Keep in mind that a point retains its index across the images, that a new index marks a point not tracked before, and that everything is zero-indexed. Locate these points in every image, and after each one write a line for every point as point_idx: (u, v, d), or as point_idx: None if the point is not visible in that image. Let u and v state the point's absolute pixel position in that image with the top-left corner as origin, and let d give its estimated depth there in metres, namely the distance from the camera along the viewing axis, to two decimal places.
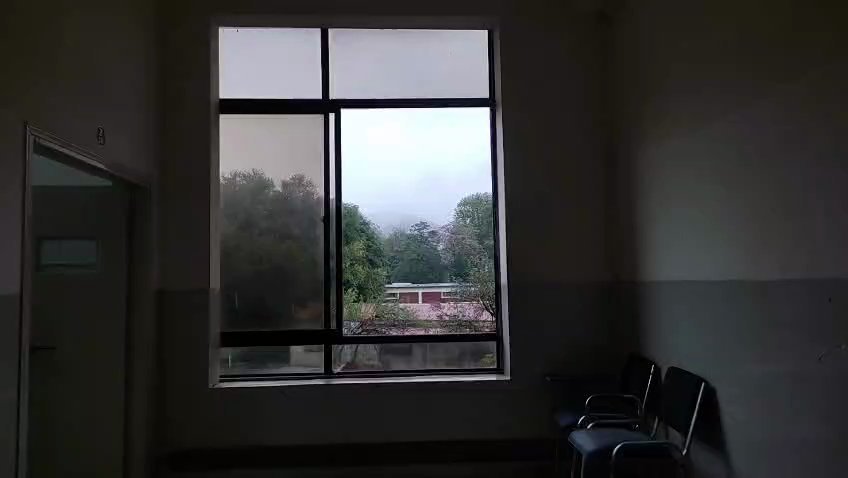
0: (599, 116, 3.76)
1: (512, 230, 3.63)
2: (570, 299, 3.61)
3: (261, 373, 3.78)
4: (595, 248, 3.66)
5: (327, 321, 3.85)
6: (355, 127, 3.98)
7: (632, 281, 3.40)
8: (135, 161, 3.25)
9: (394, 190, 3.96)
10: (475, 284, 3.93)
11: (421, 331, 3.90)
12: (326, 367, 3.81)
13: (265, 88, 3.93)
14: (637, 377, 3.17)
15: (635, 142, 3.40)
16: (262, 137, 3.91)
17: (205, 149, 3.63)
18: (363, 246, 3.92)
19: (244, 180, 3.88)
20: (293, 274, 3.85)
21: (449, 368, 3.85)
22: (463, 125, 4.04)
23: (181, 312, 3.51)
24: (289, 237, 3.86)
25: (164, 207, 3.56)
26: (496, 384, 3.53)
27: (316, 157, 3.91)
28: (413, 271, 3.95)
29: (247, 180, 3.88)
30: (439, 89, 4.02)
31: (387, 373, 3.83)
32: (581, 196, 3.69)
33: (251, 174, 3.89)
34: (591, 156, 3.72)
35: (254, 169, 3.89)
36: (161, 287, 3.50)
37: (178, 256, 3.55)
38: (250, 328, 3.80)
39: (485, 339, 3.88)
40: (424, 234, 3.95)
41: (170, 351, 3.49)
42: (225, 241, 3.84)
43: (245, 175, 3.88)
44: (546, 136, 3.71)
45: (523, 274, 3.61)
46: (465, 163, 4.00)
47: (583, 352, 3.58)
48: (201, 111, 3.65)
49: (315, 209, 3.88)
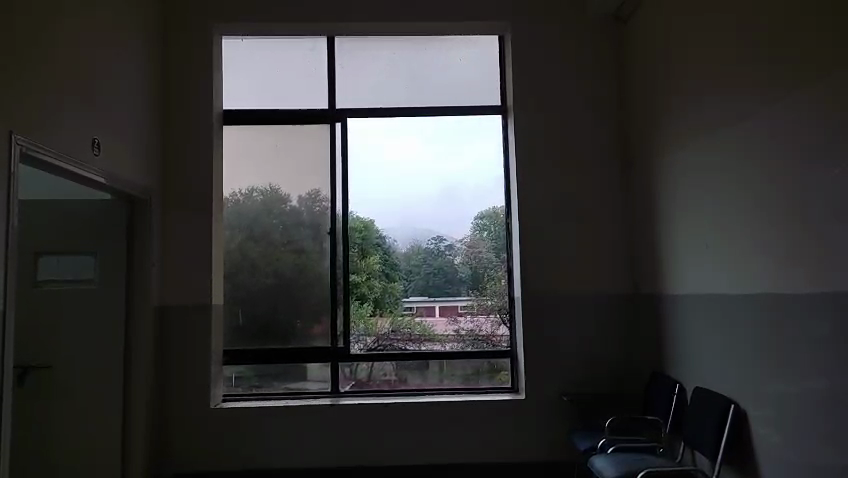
0: (615, 121, 3.60)
1: (528, 243, 3.47)
2: (588, 314, 3.43)
3: (266, 392, 3.65)
4: (616, 260, 3.48)
5: (333, 341, 3.69)
6: (363, 137, 3.86)
7: (653, 294, 3.22)
8: (134, 174, 3.14)
9: (413, 203, 3.84)
10: (491, 298, 3.77)
11: (438, 346, 3.74)
12: (332, 386, 3.66)
13: (270, 98, 3.83)
14: (658, 397, 2.98)
15: (655, 148, 3.23)
16: (271, 149, 3.80)
17: (207, 161, 3.52)
18: (381, 260, 3.79)
19: (261, 196, 3.76)
20: (298, 290, 3.71)
21: (463, 386, 3.68)
22: (479, 135, 3.90)
23: (181, 329, 3.39)
24: (296, 251, 3.74)
25: (165, 221, 3.45)
26: (509, 403, 3.36)
27: (322, 168, 3.79)
28: (431, 284, 3.80)
29: (265, 196, 3.76)
30: (453, 97, 3.89)
31: (397, 391, 3.67)
32: (598, 204, 3.52)
33: (269, 189, 3.77)
34: (607, 163, 3.56)
35: (272, 184, 3.77)
36: (161, 304, 3.38)
37: (180, 271, 3.43)
38: (255, 345, 3.68)
39: (501, 356, 3.71)
40: (442, 247, 3.81)
41: (171, 370, 3.36)
42: (232, 256, 3.73)
43: (263, 190, 3.77)
44: (560, 143, 3.56)
45: (537, 287, 3.44)
46: (482, 174, 3.86)
47: (603, 369, 3.40)
48: (203, 121, 3.54)
49: (321, 221, 3.75)
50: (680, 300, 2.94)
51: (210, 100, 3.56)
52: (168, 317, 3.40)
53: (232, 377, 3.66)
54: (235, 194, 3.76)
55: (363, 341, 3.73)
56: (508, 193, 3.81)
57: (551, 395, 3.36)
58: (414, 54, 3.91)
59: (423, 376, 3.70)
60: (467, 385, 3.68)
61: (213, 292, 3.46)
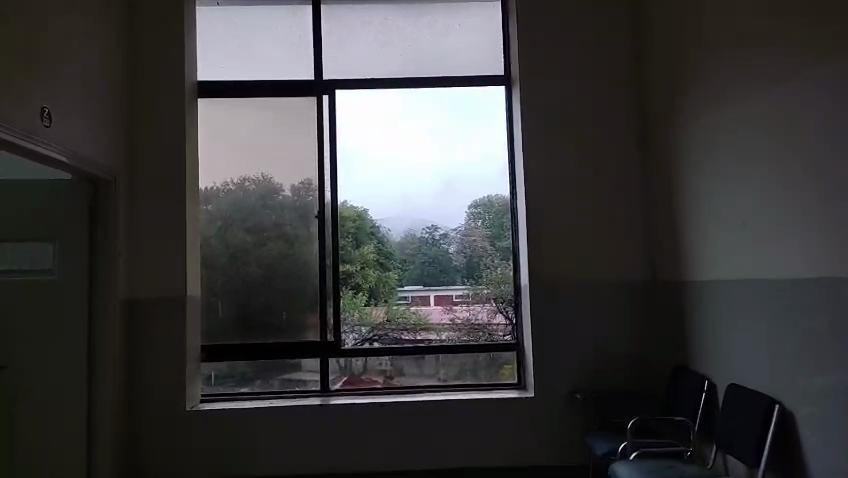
0: (631, 91, 3.26)
1: (533, 230, 3.15)
2: (602, 304, 3.11)
3: (250, 392, 3.34)
4: (631, 247, 3.15)
5: (320, 335, 3.38)
6: (354, 114, 3.53)
7: (675, 282, 2.91)
8: (94, 150, 2.80)
9: (414, 192, 3.49)
10: (488, 286, 3.46)
11: (433, 336, 3.42)
12: (322, 385, 3.35)
13: (250, 68, 3.49)
14: (685, 396, 2.68)
15: (674, 122, 2.91)
16: (257, 129, 3.46)
17: (181, 139, 3.17)
18: (375, 250, 3.46)
19: (255, 187, 3.43)
20: (279, 281, 3.39)
21: (464, 381, 3.38)
22: (483, 121, 3.56)
23: (152, 323, 3.06)
24: (280, 237, 3.41)
25: (132, 204, 3.11)
26: (516, 401, 3.05)
27: (309, 146, 3.46)
28: (426, 273, 3.46)
29: (259, 187, 3.43)
30: (450, 68, 3.56)
31: (393, 389, 3.36)
32: (614, 184, 3.19)
33: (262, 179, 3.43)
34: (622, 138, 3.22)
35: (264, 173, 3.44)
36: (129, 296, 3.05)
37: (151, 261, 3.09)
38: (236, 340, 3.36)
39: (504, 349, 3.40)
40: (436, 238, 3.47)
41: (141, 367, 3.04)
42: (211, 251, 3.40)
43: (254, 180, 3.43)
44: (570, 116, 3.23)
45: (547, 274, 3.13)
46: (482, 162, 3.52)
47: (623, 365, 3.08)
48: (176, 93, 3.19)
49: (308, 206, 3.43)
50: (708, 287, 2.63)
51: (183, 69, 3.22)
52: (137, 311, 3.07)
53: (212, 376, 3.34)
54: (227, 184, 3.43)
55: (357, 332, 3.42)
56: (513, 176, 3.49)
57: (563, 392, 3.05)
58: (409, 20, 3.57)
59: (420, 371, 3.39)
60: (468, 382, 3.38)
61: (188, 283, 3.13)
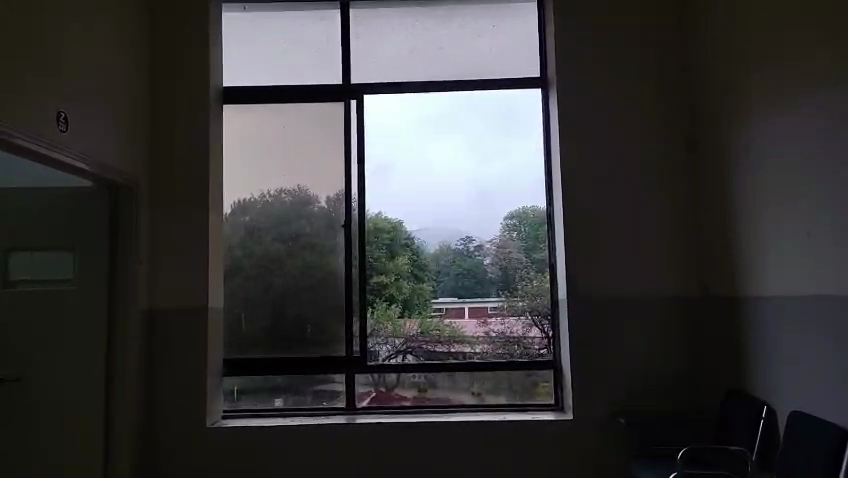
0: (679, 92, 3.03)
1: (572, 241, 2.95)
2: (647, 320, 2.89)
3: (282, 407, 3.22)
4: (679, 259, 2.92)
5: (348, 348, 3.24)
6: (385, 120, 3.39)
7: (730, 297, 2.67)
8: (114, 156, 2.71)
9: (448, 202, 3.34)
10: (523, 299, 3.27)
11: (467, 348, 3.24)
12: (347, 402, 3.21)
13: (276, 74, 3.40)
14: (742, 421, 2.43)
15: (727, 124, 2.68)
16: (285, 137, 3.36)
17: (204, 145, 3.08)
18: (409, 261, 3.31)
19: (290, 198, 3.32)
20: (305, 292, 3.27)
21: (498, 400, 3.19)
22: (520, 128, 3.38)
23: (171, 335, 2.96)
24: (306, 247, 3.29)
25: (155, 212, 3.03)
26: (553, 423, 2.85)
27: (336, 152, 3.34)
28: (460, 286, 3.29)
29: (294, 198, 3.32)
30: (483, 70, 3.40)
31: (422, 408, 3.19)
32: (660, 191, 2.97)
33: (297, 190, 3.32)
34: (668, 141, 3.00)
35: (300, 185, 3.33)
36: (149, 307, 2.97)
37: (173, 271, 3.00)
38: (260, 353, 3.24)
39: (541, 366, 3.20)
40: (470, 249, 3.30)
41: (160, 381, 2.94)
42: (241, 262, 3.30)
43: (291, 191, 3.32)
44: (612, 119, 3.03)
45: (586, 288, 2.92)
46: (519, 172, 3.35)
47: (670, 387, 2.85)
48: (199, 98, 3.11)
49: (334, 214, 3.31)
50: (767, 303, 2.39)
51: (207, 74, 3.13)
52: (158, 322, 2.97)
53: (241, 397, 3.23)
54: (263, 195, 3.33)
55: (390, 344, 3.26)
56: (549, 184, 3.31)
57: (603, 414, 2.84)
58: (441, 21, 3.43)
59: (454, 385, 3.22)
60: (503, 400, 3.19)
61: (211, 294, 3.03)
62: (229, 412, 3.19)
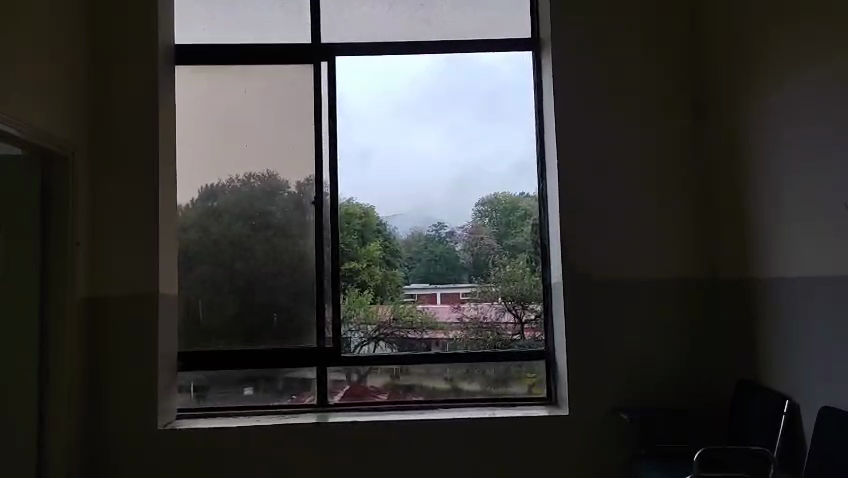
0: (683, 55, 2.76)
1: (569, 221, 2.67)
2: (649, 306, 2.63)
3: (252, 395, 2.90)
4: (685, 240, 2.66)
5: (320, 340, 2.92)
6: (360, 89, 3.06)
7: (743, 281, 2.42)
8: (47, 118, 2.33)
9: (429, 183, 3.02)
10: (498, 284, 2.98)
11: (440, 334, 2.96)
12: (319, 399, 2.89)
13: (236, 32, 3.04)
14: (761, 416, 2.20)
15: (741, 89, 2.42)
16: (244, 106, 3.01)
17: (153, 110, 2.71)
18: (382, 247, 3.00)
19: (261, 184, 2.97)
20: (271, 278, 2.94)
21: (484, 395, 2.91)
22: (507, 105, 3.07)
23: (116, 325, 2.61)
24: (271, 227, 2.96)
25: (96, 188, 2.66)
26: (548, 419, 2.58)
27: (305, 123, 3.00)
28: (434, 270, 3.00)
29: (264, 184, 2.97)
30: (467, 32, 3.08)
31: (401, 404, 2.89)
32: (665, 165, 2.70)
33: (267, 176, 2.98)
34: (671, 109, 2.73)
35: (269, 170, 2.98)
36: (91, 294, 2.61)
37: (119, 255, 2.64)
38: (219, 347, 2.90)
39: (530, 358, 2.92)
40: (443, 236, 3.00)
41: (103, 380, 2.59)
42: (198, 249, 2.95)
43: (261, 177, 2.98)
44: (611, 85, 2.74)
45: (584, 271, 2.65)
46: (505, 155, 3.04)
47: (675, 377, 2.60)
48: (147, 56, 2.73)
49: (301, 193, 2.97)
50: (790, 286, 2.14)
51: (156, 29, 2.75)
52: (101, 311, 2.62)
53: (207, 391, 2.89)
54: (231, 180, 2.98)
55: (362, 331, 2.96)
56: (542, 160, 3.01)
57: (603, 409, 2.58)
58: None
59: (426, 372, 2.93)
60: (477, 387, 2.92)
61: (163, 280, 2.68)
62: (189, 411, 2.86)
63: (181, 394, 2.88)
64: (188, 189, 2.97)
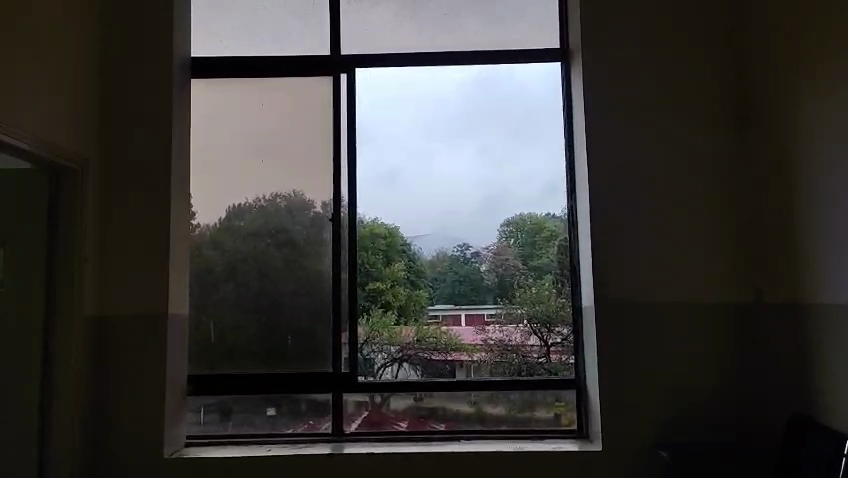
0: (725, 64, 2.58)
1: (601, 240, 2.50)
2: (689, 333, 2.44)
3: (275, 416, 2.76)
4: (728, 262, 2.47)
5: (335, 364, 2.77)
6: (382, 103, 2.95)
7: (796, 306, 2.22)
8: (56, 130, 2.26)
9: (453, 202, 2.88)
10: (522, 306, 2.82)
11: (463, 357, 2.79)
12: (334, 427, 2.73)
13: (254, 44, 2.96)
14: (818, 456, 1.98)
15: (790, 98, 2.24)
16: (261, 119, 2.92)
17: (166, 123, 2.63)
18: (406, 267, 2.86)
19: (286, 204, 2.86)
20: (288, 299, 2.81)
21: (510, 425, 2.73)
22: (536, 120, 2.92)
23: (123, 345, 2.50)
24: (289, 245, 2.84)
25: (106, 202, 2.58)
26: (580, 454, 2.39)
27: (324, 137, 2.89)
28: (458, 291, 2.84)
29: (290, 204, 2.86)
30: (493, 43, 2.96)
31: (420, 434, 2.72)
32: (707, 180, 2.52)
33: (293, 195, 2.86)
34: (712, 121, 2.55)
35: (296, 190, 2.87)
36: (98, 313, 2.51)
37: (128, 272, 2.54)
38: (230, 369, 2.78)
39: (559, 387, 2.73)
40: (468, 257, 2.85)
41: (107, 401, 2.47)
42: (214, 269, 2.84)
43: (287, 195, 2.86)
44: (646, 95, 2.58)
45: (618, 293, 2.47)
46: (534, 172, 2.89)
47: (720, 410, 2.40)
48: (161, 68, 2.65)
49: (318, 210, 2.85)
50: None
51: (171, 41, 2.68)
52: (108, 330, 2.51)
53: (227, 414, 2.76)
54: (257, 199, 2.87)
55: (385, 352, 2.81)
56: (572, 176, 2.85)
57: (639, 444, 2.38)
58: None
59: (447, 394, 2.76)
60: (502, 411, 2.74)
61: (173, 300, 2.57)
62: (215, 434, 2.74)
63: (209, 413, 2.76)
64: (212, 209, 2.87)
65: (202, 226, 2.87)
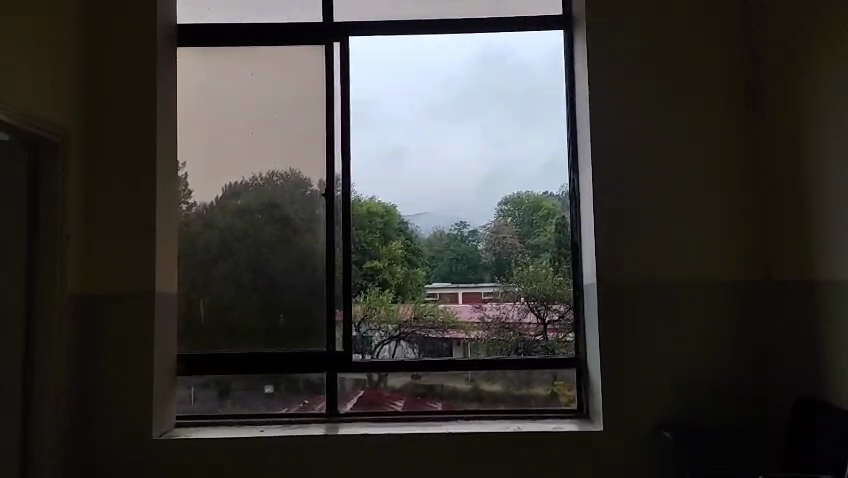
0: (736, 32, 2.47)
1: (605, 216, 2.41)
2: (694, 312, 2.37)
3: (273, 394, 2.69)
4: (735, 239, 2.39)
5: (330, 344, 2.70)
6: (378, 74, 2.84)
7: (806, 284, 2.15)
8: (36, 100, 2.15)
9: (452, 179, 2.79)
10: (520, 285, 2.74)
11: (460, 336, 2.72)
12: (329, 408, 2.67)
13: (244, 12, 2.84)
14: (826, 437, 1.92)
15: (805, 66, 2.14)
16: (251, 91, 2.80)
17: (152, 94, 2.52)
18: (403, 246, 2.78)
19: (283, 182, 2.76)
20: (281, 277, 2.73)
21: (509, 405, 2.66)
22: (538, 93, 2.82)
23: (110, 325, 2.42)
24: (281, 222, 2.75)
25: (90, 175, 2.48)
26: (581, 435, 2.33)
27: (317, 109, 2.78)
28: (455, 270, 2.76)
29: (287, 182, 2.76)
30: (493, 10, 2.84)
31: (417, 414, 2.66)
32: (714, 153, 2.43)
33: (290, 174, 2.76)
34: (719, 91, 2.45)
35: (293, 168, 2.77)
36: (84, 292, 2.42)
37: (114, 250, 2.45)
38: (222, 350, 2.71)
39: (559, 366, 2.66)
40: (466, 235, 2.76)
41: (95, 381, 2.40)
42: (204, 247, 2.75)
43: (284, 174, 2.76)
44: (652, 64, 2.47)
45: (621, 270, 2.39)
46: (535, 149, 2.79)
47: (725, 390, 2.33)
48: (146, 35, 2.54)
49: (311, 186, 2.75)
50: None
51: (155, 7, 2.56)
52: (95, 310, 2.43)
53: (220, 394, 2.69)
54: (254, 178, 2.77)
55: (383, 330, 2.73)
56: (575, 149, 2.75)
57: (641, 425, 2.32)
58: None
59: (444, 371, 2.69)
60: (500, 389, 2.67)
61: (161, 278, 2.48)
62: (214, 413, 2.68)
63: (206, 390, 2.69)
64: (210, 188, 2.78)
65: (198, 205, 2.78)
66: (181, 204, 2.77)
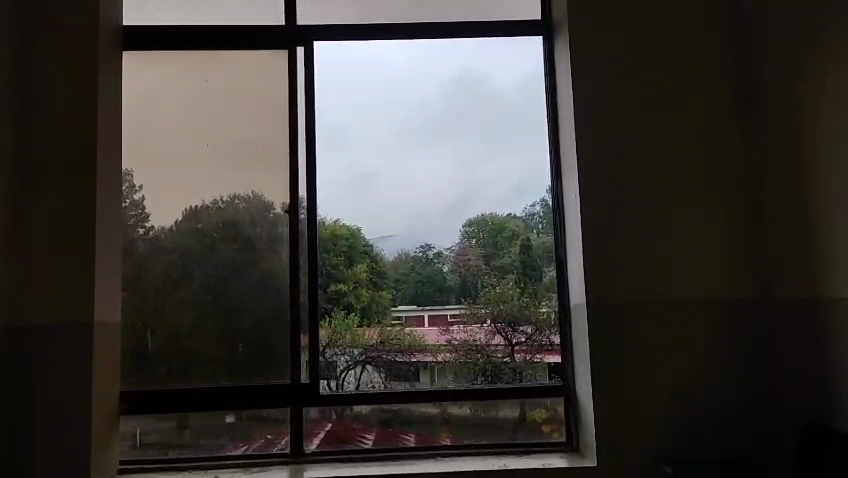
0: (721, 37, 2.37)
1: (589, 232, 2.25)
2: (687, 332, 2.20)
3: (234, 425, 2.43)
4: (725, 254, 2.25)
5: (293, 375, 2.45)
6: (344, 83, 2.65)
7: (810, 301, 2.01)
8: None
9: (427, 198, 2.60)
10: (487, 307, 2.54)
11: (429, 362, 2.50)
12: (294, 447, 2.41)
13: (199, 13, 2.63)
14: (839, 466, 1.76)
15: (799, 70, 2.03)
16: (205, 99, 2.58)
17: (93, 99, 2.27)
18: (369, 268, 2.56)
19: (246, 205, 2.52)
20: (237, 303, 2.48)
21: (489, 438, 2.45)
22: (516, 106, 2.66)
23: (40, 359, 2.12)
24: (238, 241, 2.51)
25: (20, 188, 2.21)
26: (573, 470, 2.12)
27: (278, 119, 2.57)
28: (421, 292, 2.55)
29: (251, 206, 2.52)
30: (467, 16, 2.70)
31: (392, 451, 2.42)
32: (697, 165, 2.30)
33: (253, 197, 2.53)
34: (704, 99, 2.33)
35: (255, 191, 2.53)
36: (10, 323, 2.13)
37: (47, 274, 2.17)
38: (172, 385, 2.43)
39: (542, 394, 2.47)
40: (431, 259, 2.57)
41: (24, 420, 2.10)
42: (152, 272, 2.48)
43: (245, 197, 2.53)
44: (634, 70, 2.34)
45: (610, 289, 2.22)
46: (514, 165, 2.62)
47: (723, 416, 2.17)
48: (87, 34, 2.30)
49: (270, 203, 2.52)
50: None
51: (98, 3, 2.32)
52: (23, 342, 2.13)
53: (171, 437, 2.40)
54: (215, 201, 2.53)
55: (348, 355, 2.50)
56: (555, 160, 2.59)
57: (637, 458, 2.13)
58: None
59: (411, 399, 2.46)
60: (478, 419, 2.46)
61: (101, 305, 2.21)
62: (170, 448, 2.40)
63: (163, 421, 2.41)
64: (164, 208, 2.52)
65: (156, 229, 2.51)
66: (138, 228, 2.50)
